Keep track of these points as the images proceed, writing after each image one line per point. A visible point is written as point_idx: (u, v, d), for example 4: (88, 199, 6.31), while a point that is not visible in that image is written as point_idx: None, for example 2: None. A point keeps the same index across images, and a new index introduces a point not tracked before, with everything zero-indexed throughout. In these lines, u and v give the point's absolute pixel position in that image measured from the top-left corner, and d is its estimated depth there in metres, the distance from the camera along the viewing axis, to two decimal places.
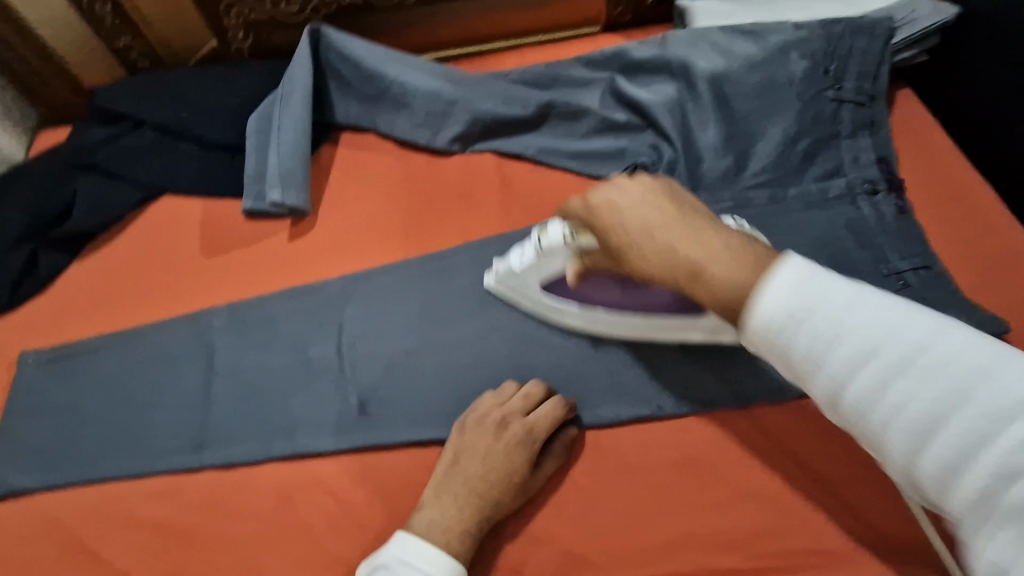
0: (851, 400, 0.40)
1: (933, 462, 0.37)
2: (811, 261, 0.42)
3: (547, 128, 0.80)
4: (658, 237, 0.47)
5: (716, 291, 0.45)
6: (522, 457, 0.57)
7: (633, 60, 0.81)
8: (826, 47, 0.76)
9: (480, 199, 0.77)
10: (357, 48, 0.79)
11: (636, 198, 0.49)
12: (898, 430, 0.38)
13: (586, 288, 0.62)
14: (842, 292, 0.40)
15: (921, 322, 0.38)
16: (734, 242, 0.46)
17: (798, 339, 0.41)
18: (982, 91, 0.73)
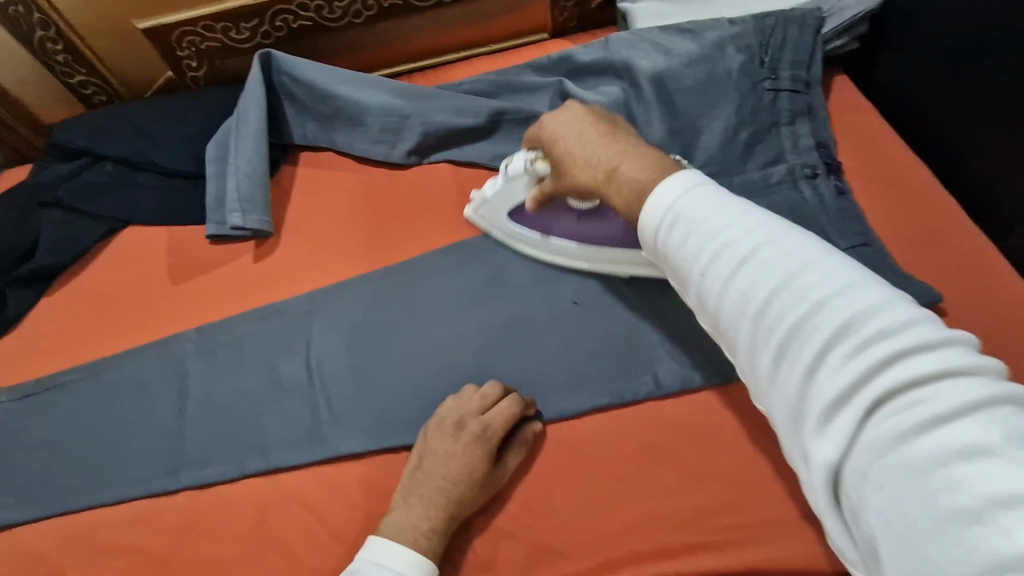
0: (715, 302, 0.44)
1: (775, 357, 0.40)
2: (703, 178, 0.47)
3: (500, 135, 0.82)
4: (581, 145, 0.57)
5: (622, 190, 0.52)
6: (480, 455, 0.59)
7: (579, 64, 0.84)
8: (760, 40, 0.79)
9: (438, 208, 0.79)
10: (308, 70, 0.81)
11: (570, 120, 0.59)
12: (750, 328, 0.42)
13: (547, 216, 0.70)
14: (720, 205, 0.45)
15: (805, 243, 0.42)
16: (646, 153, 0.53)
17: (684, 231, 0.45)
18: (909, 73, 0.77)
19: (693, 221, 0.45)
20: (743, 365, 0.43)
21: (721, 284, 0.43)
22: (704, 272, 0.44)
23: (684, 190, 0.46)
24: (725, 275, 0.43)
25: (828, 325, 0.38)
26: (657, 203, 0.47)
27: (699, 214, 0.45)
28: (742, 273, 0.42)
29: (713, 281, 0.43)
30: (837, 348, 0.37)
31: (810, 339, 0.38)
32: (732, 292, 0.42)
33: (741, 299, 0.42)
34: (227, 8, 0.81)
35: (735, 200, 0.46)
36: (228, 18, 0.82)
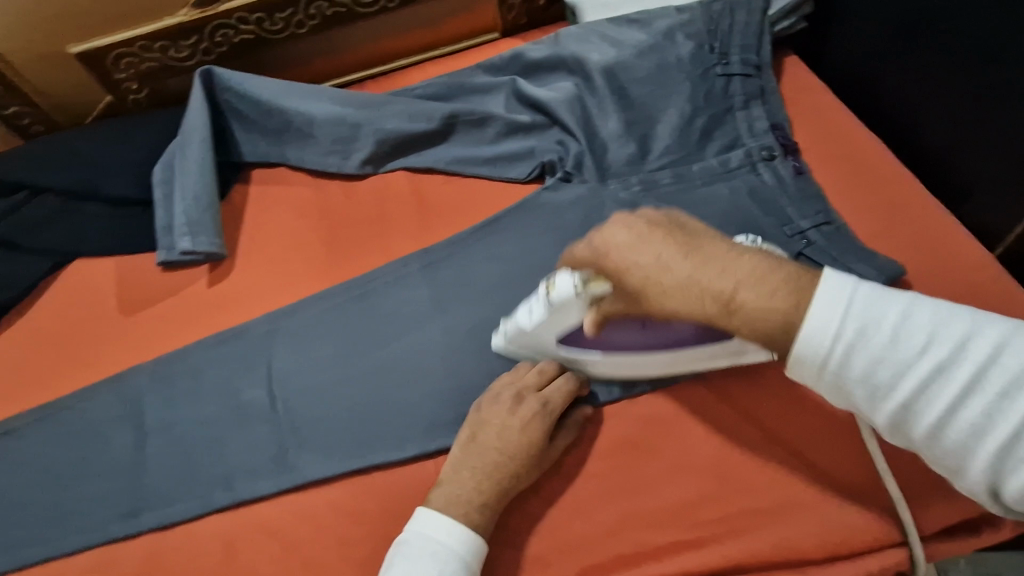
0: (908, 416, 0.44)
1: (998, 465, 0.41)
2: (842, 279, 0.46)
3: (455, 138, 0.81)
4: (675, 277, 0.48)
5: (756, 322, 0.47)
6: (539, 429, 0.58)
7: (531, 61, 0.83)
8: (708, 26, 0.78)
9: (397, 217, 0.77)
10: (252, 85, 0.79)
11: (635, 241, 0.50)
12: (957, 436, 0.42)
13: (606, 336, 0.59)
14: (881, 310, 0.44)
15: (982, 331, 0.42)
16: (756, 270, 0.48)
17: (864, 357, 0.44)
18: (855, 50, 0.77)
19: (873, 349, 0.44)
20: (961, 477, 0.44)
21: (928, 409, 0.43)
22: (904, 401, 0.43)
23: (852, 309, 0.44)
24: (932, 399, 0.43)
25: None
26: (826, 339, 0.44)
27: (880, 336, 0.44)
28: (948, 396, 0.42)
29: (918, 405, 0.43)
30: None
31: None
32: (947, 417, 0.42)
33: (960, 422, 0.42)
34: (163, 26, 0.78)
35: (898, 302, 0.45)
36: (165, 36, 0.79)
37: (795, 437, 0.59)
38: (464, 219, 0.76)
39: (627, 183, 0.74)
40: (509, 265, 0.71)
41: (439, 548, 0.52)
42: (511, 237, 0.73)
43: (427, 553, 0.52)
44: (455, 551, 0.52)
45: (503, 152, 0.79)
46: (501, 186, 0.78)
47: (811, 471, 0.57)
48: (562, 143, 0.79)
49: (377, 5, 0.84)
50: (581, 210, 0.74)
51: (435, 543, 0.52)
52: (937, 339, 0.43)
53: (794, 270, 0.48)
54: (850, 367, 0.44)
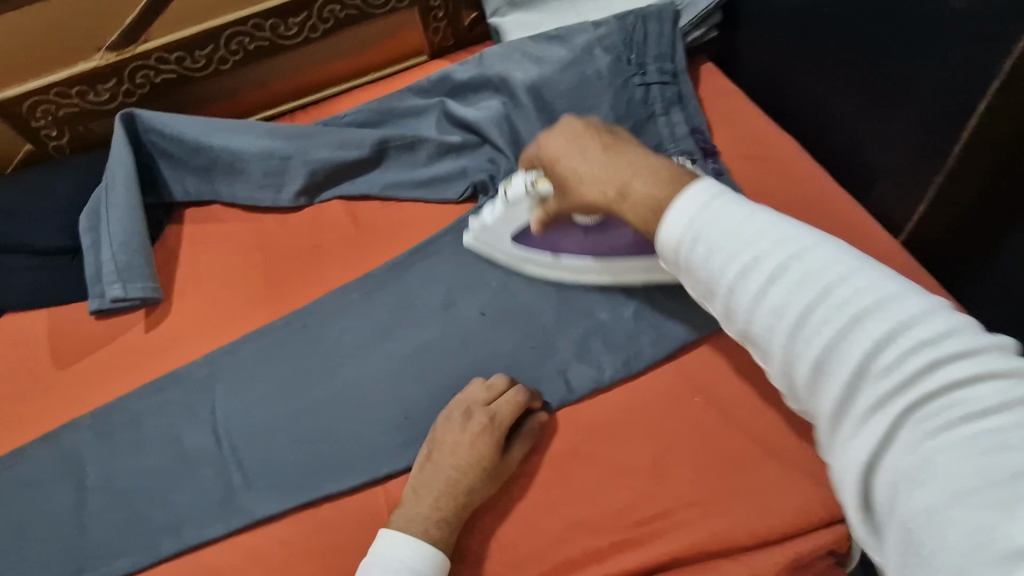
0: (741, 308, 0.44)
1: (806, 361, 0.40)
2: (720, 188, 0.48)
3: (388, 164, 0.82)
4: (588, 163, 0.56)
5: (639, 206, 0.52)
6: (489, 442, 0.58)
7: (457, 82, 0.84)
8: (624, 39, 0.81)
9: (334, 247, 0.77)
10: (176, 125, 0.78)
11: (567, 137, 0.59)
12: (778, 330, 0.42)
13: (554, 236, 0.68)
14: (740, 214, 0.45)
15: (829, 248, 0.42)
16: (654, 164, 0.53)
17: (710, 246, 0.45)
18: (764, 54, 0.81)
19: (720, 234, 0.45)
20: (776, 373, 0.43)
21: (755, 297, 0.43)
22: (735, 285, 0.44)
23: (707, 204, 0.47)
24: (758, 288, 0.43)
25: (866, 330, 0.38)
26: (678, 219, 0.47)
27: (728, 225, 0.45)
28: (775, 287, 0.42)
29: (745, 292, 0.43)
30: (878, 357, 0.37)
31: (851, 347, 0.38)
32: (768, 305, 0.42)
33: (777, 312, 0.41)
34: (81, 71, 0.77)
35: (758, 211, 0.46)
36: (84, 80, 0.78)
37: (729, 430, 0.61)
38: (402, 242, 0.77)
39: None
40: (449, 285, 0.72)
41: (398, 565, 0.52)
42: (449, 258, 0.74)
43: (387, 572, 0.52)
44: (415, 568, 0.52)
45: (437, 174, 0.80)
46: (436, 208, 0.79)
47: (746, 461, 0.59)
48: (493, 160, 0.80)
49: (301, 36, 0.85)
50: None
51: (394, 562, 0.53)
52: (785, 242, 0.43)
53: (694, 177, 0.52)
54: (694, 248, 0.46)
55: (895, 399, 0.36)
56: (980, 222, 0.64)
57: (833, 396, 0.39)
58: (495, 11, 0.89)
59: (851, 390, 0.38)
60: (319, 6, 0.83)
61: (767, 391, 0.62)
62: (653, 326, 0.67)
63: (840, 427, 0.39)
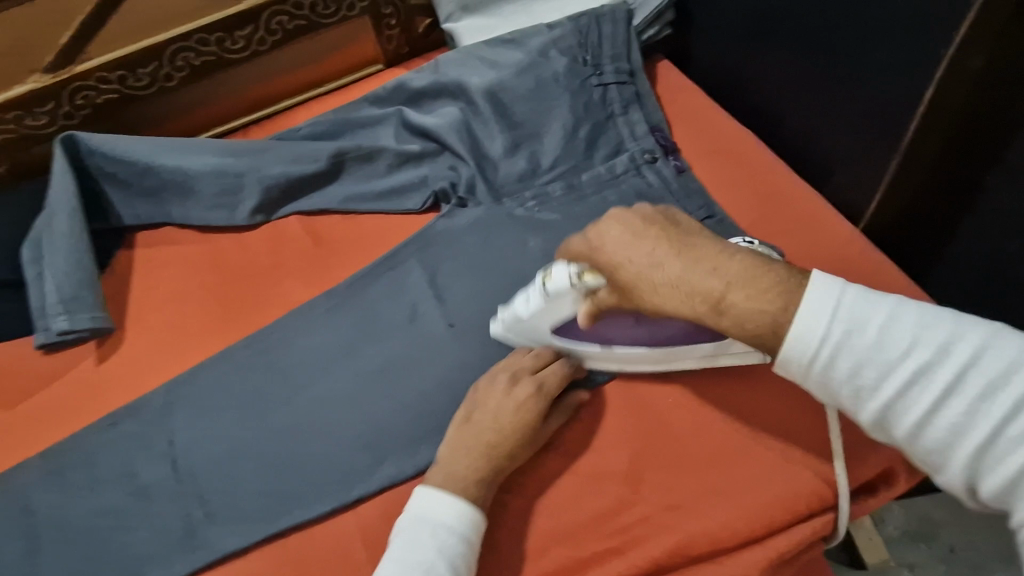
0: (907, 424, 0.43)
1: (999, 479, 0.40)
2: (842, 283, 0.45)
3: (346, 176, 0.80)
4: (664, 273, 0.49)
5: (746, 322, 0.46)
6: (534, 409, 0.58)
7: (414, 90, 0.83)
8: (579, 39, 0.81)
9: (294, 264, 0.75)
10: (121, 146, 0.75)
11: (628, 238, 0.51)
12: (958, 446, 0.41)
13: (602, 327, 0.61)
14: (882, 317, 0.43)
15: (989, 347, 0.41)
16: (747, 270, 0.47)
17: (855, 362, 0.43)
18: (718, 49, 0.81)
19: (862, 349, 0.43)
20: (942, 476, 0.43)
21: (917, 410, 0.42)
22: (894, 401, 0.43)
23: (838, 314, 0.43)
24: (919, 403, 0.42)
25: None
26: (810, 342, 0.44)
27: (870, 338, 0.43)
28: (948, 402, 0.41)
29: (907, 407, 0.42)
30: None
31: None
32: (935, 421, 0.41)
33: (946, 424, 0.41)
34: (13, 95, 0.74)
35: (893, 308, 0.44)
36: (18, 105, 0.74)
37: (705, 429, 0.60)
38: (363, 256, 0.75)
39: (521, 199, 0.75)
40: (413, 298, 0.70)
41: (435, 524, 0.53)
42: (413, 269, 0.72)
43: (424, 529, 0.53)
44: (453, 528, 0.53)
45: (397, 184, 0.78)
46: (398, 219, 0.77)
47: (724, 461, 0.58)
48: (453, 167, 0.79)
49: (249, 49, 0.82)
50: (479, 231, 0.74)
51: (432, 520, 0.53)
52: (944, 348, 0.41)
53: (788, 271, 0.47)
54: (835, 367, 0.44)
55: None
56: (948, 187, 0.65)
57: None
58: (449, 16, 0.88)
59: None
60: (266, 18, 0.80)
61: (739, 387, 0.62)
62: None
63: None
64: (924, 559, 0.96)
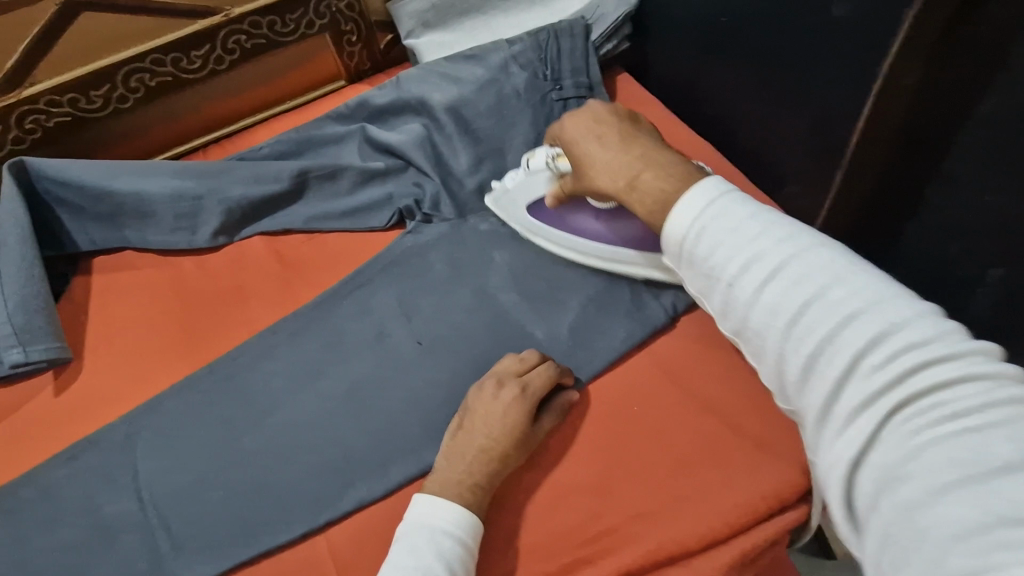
0: (739, 305, 0.45)
1: (800, 357, 0.42)
2: (723, 185, 0.48)
3: (310, 195, 0.79)
4: (602, 154, 0.57)
5: (646, 199, 0.53)
6: (521, 412, 0.58)
7: (376, 107, 0.83)
8: (538, 54, 0.82)
9: (259, 285, 0.74)
10: (73, 170, 0.73)
11: (589, 122, 0.60)
12: (772, 326, 0.43)
13: (570, 217, 0.69)
14: (742, 212, 0.46)
15: (820, 249, 0.44)
16: (666, 160, 0.54)
17: (711, 241, 0.46)
18: (674, 64, 0.83)
19: (724, 232, 0.46)
20: (770, 369, 0.45)
21: (753, 293, 0.44)
22: (736, 281, 0.45)
23: (710, 203, 0.47)
24: (754, 286, 0.44)
25: (858, 331, 0.39)
26: (681, 214, 0.48)
27: (733, 223, 0.46)
28: (773, 285, 0.43)
29: (744, 289, 0.45)
30: (867, 359, 0.39)
31: (844, 345, 0.40)
32: (760, 300, 0.44)
33: (772, 309, 0.43)
34: None
35: (762, 210, 0.47)
36: None
37: (672, 438, 0.61)
38: (328, 275, 0.74)
39: (485, 214, 0.76)
40: (381, 316, 0.70)
41: (432, 530, 0.53)
42: (380, 287, 0.72)
43: (422, 535, 0.52)
44: (450, 532, 0.53)
45: (362, 202, 0.78)
46: (364, 236, 0.77)
47: (691, 469, 0.59)
48: (418, 183, 0.79)
49: (206, 69, 0.81)
50: (445, 247, 0.74)
51: (430, 526, 0.53)
52: (785, 242, 0.44)
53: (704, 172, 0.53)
54: (698, 243, 0.47)
55: (883, 396, 0.38)
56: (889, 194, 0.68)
57: (821, 391, 0.40)
58: (410, 33, 0.88)
59: (839, 388, 0.39)
60: (223, 37, 0.80)
61: (703, 395, 0.63)
62: (586, 339, 0.67)
63: (825, 420, 0.41)
64: None
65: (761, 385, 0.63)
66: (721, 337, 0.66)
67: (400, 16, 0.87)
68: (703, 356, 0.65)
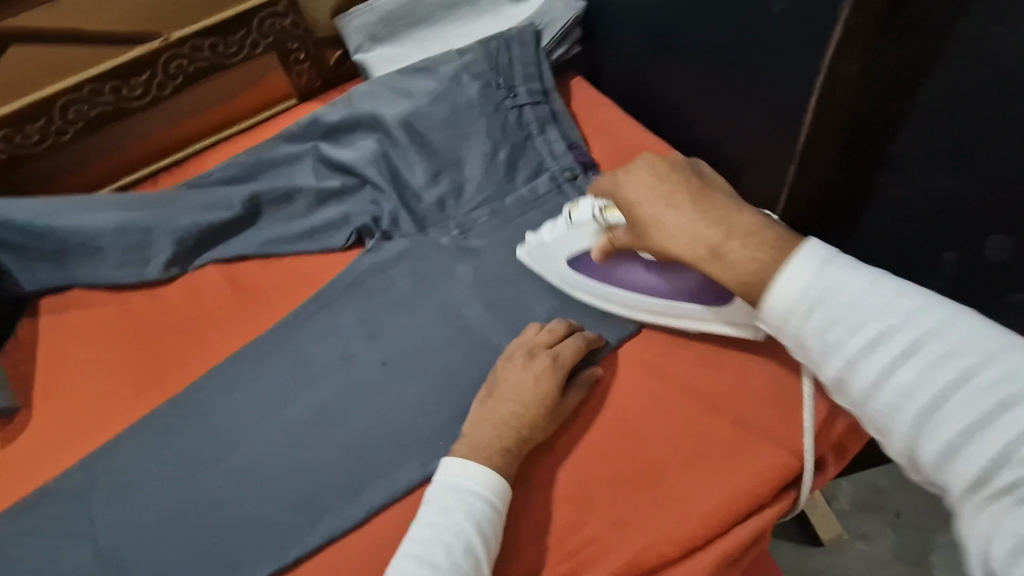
0: (860, 382, 0.44)
1: (936, 441, 0.40)
2: (835, 250, 0.46)
3: (265, 220, 0.77)
4: (675, 219, 0.53)
5: (738, 267, 0.49)
6: (551, 382, 0.60)
7: (328, 124, 0.81)
8: (490, 63, 0.81)
9: (215, 316, 0.72)
10: (10, 209, 0.70)
11: (649, 180, 0.56)
12: (907, 407, 0.41)
13: (614, 268, 0.65)
14: (860, 281, 0.44)
15: (954, 324, 0.41)
16: (750, 223, 0.50)
17: (821, 316, 0.44)
18: (626, 65, 0.84)
19: (840, 304, 0.44)
20: (887, 439, 0.44)
21: (877, 371, 0.43)
22: (854, 356, 0.43)
23: (821, 272, 0.45)
24: (878, 362, 0.42)
25: (1010, 417, 0.37)
26: (786, 288, 0.45)
27: (850, 294, 0.44)
28: (902, 364, 0.42)
29: (865, 364, 0.43)
30: (996, 430, 0.37)
31: (994, 432, 0.37)
32: (887, 380, 0.42)
33: (896, 384, 0.42)
34: None
35: (881, 275, 0.44)
36: None
37: (644, 442, 0.60)
38: (286, 300, 0.72)
39: (446, 227, 0.75)
40: (344, 339, 0.68)
41: (462, 491, 0.54)
42: (342, 310, 0.70)
43: (450, 495, 0.54)
44: (480, 495, 0.54)
45: (320, 223, 0.76)
46: (323, 258, 0.75)
47: (666, 472, 0.58)
48: (375, 201, 0.77)
49: (149, 96, 0.78)
50: (406, 263, 0.72)
51: (459, 486, 0.54)
52: (912, 317, 0.42)
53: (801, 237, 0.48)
54: (810, 317, 0.45)
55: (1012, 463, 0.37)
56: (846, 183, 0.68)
57: (944, 462, 0.40)
58: (359, 47, 0.87)
59: (960, 457, 0.39)
60: (163, 63, 0.77)
61: (676, 397, 0.62)
62: None
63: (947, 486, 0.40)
64: (875, 527, 1.01)
65: (732, 382, 0.62)
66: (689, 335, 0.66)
67: (347, 31, 0.86)
68: (673, 355, 0.65)
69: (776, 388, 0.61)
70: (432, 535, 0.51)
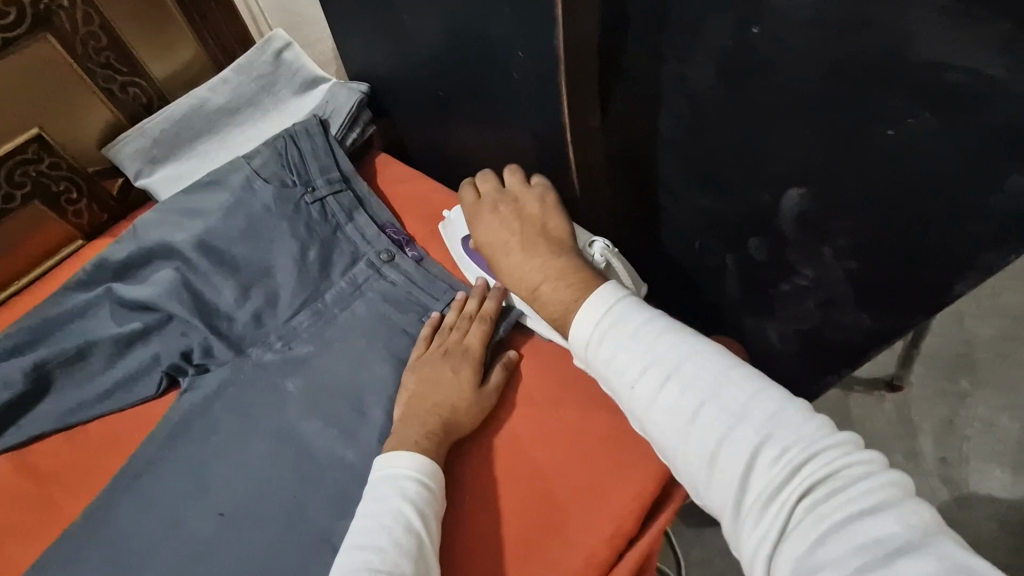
0: (641, 407, 0.49)
1: (703, 456, 0.45)
2: (628, 297, 0.54)
3: (61, 388, 0.70)
4: (510, 264, 0.64)
5: (547, 307, 0.60)
6: (443, 368, 0.64)
7: (117, 263, 0.74)
8: (281, 163, 0.79)
9: (16, 515, 0.63)
10: None
11: (497, 229, 0.66)
12: (679, 428, 0.46)
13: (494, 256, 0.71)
14: (636, 320, 0.52)
15: (709, 360, 0.48)
16: (561, 269, 0.60)
17: (612, 348, 0.51)
18: (423, 136, 0.85)
19: (622, 336, 0.51)
20: (681, 474, 0.47)
21: (652, 395, 0.48)
22: (637, 383, 0.49)
23: (609, 309, 0.53)
24: (654, 390, 0.48)
25: (759, 439, 0.43)
26: (584, 324, 0.53)
27: (630, 330, 0.51)
28: (668, 387, 0.48)
29: (645, 390, 0.49)
30: (763, 454, 0.43)
31: (745, 448, 0.43)
32: (659, 403, 0.48)
33: (674, 411, 0.47)
34: None
35: (653, 315, 0.52)
36: None
37: (513, 518, 0.58)
38: (98, 472, 0.65)
39: (267, 343, 0.71)
40: (173, 497, 0.62)
41: (394, 479, 0.56)
42: (164, 468, 0.64)
43: (389, 488, 0.56)
44: (411, 477, 0.56)
45: (124, 373, 0.70)
46: (136, 412, 0.69)
47: (543, 546, 0.57)
48: (185, 334, 0.72)
49: None
50: (229, 396, 0.68)
51: (392, 475, 0.56)
52: (675, 348, 0.49)
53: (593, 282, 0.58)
54: (600, 348, 0.52)
55: (786, 488, 0.41)
56: None
57: (729, 493, 0.43)
58: (138, 173, 0.82)
59: (744, 489, 0.43)
60: None
61: (533, 458, 0.61)
62: None
63: (738, 518, 0.43)
64: None
65: (583, 425, 0.63)
66: (531, 393, 0.66)
67: (120, 159, 0.81)
68: (521, 415, 0.64)
69: (619, 419, 0.62)
70: (374, 523, 0.53)
